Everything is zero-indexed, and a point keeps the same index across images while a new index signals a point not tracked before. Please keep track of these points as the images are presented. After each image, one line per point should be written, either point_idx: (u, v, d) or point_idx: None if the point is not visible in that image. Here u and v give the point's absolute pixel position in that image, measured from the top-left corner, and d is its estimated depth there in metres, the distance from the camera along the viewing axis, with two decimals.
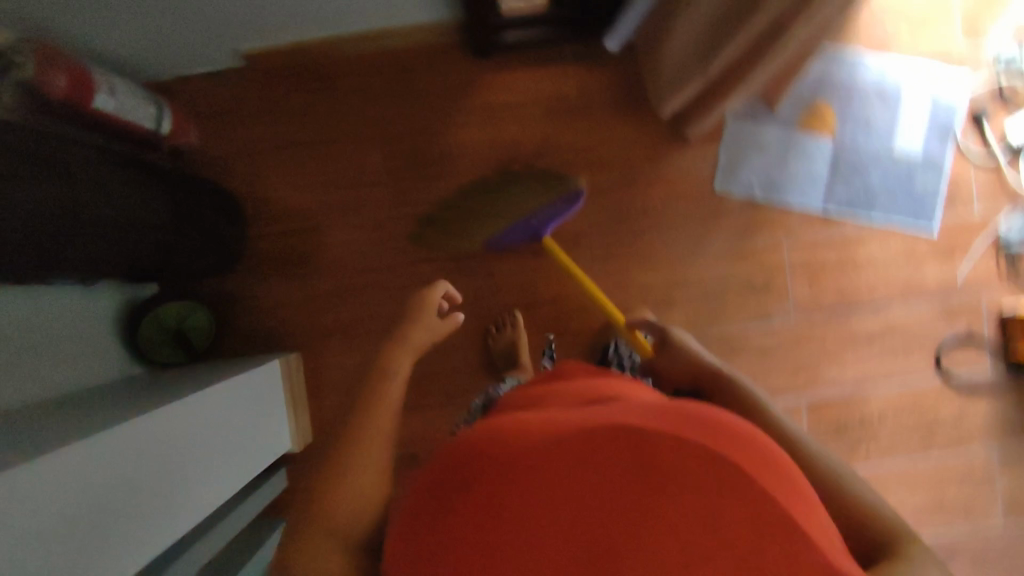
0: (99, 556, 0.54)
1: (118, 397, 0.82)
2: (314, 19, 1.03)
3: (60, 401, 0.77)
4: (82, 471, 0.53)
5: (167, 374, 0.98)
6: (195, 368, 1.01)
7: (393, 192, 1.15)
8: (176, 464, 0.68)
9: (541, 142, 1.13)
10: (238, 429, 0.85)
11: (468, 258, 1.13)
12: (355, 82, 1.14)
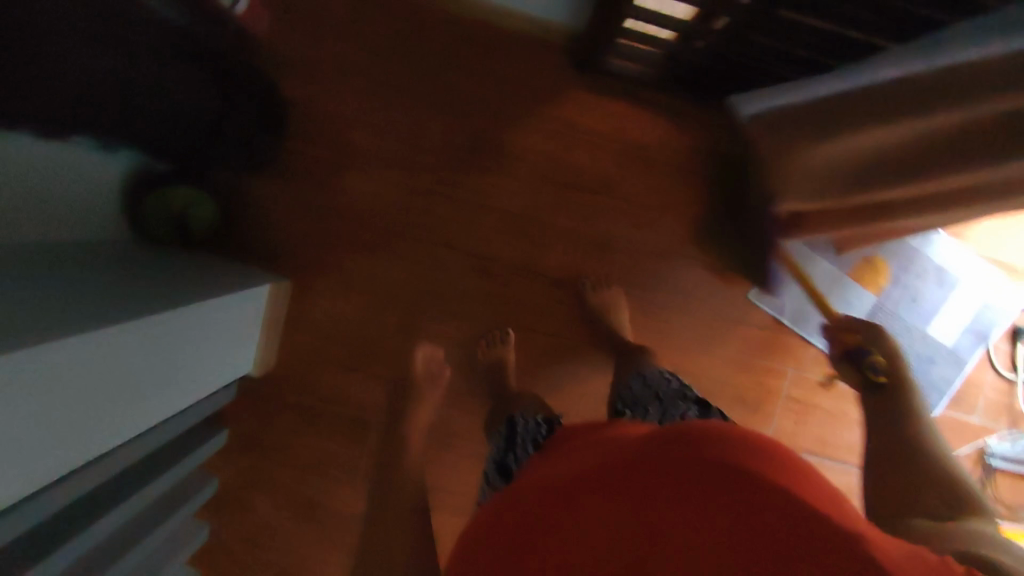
0: (34, 435, 0.54)
1: (84, 273, 0.77)
2: None
3: (25, 260, 0.71)
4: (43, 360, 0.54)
5: (148, 258, 0.94)
6: (175, 261, 0.96)
7: (437, 164, 1.08)
8: (133, 368, 0.69)
9: (604, 179, 1.07)
10: (187, 349, 0.82)
11: (485, 261, 1.08)
12: (445, 40, 1.07)
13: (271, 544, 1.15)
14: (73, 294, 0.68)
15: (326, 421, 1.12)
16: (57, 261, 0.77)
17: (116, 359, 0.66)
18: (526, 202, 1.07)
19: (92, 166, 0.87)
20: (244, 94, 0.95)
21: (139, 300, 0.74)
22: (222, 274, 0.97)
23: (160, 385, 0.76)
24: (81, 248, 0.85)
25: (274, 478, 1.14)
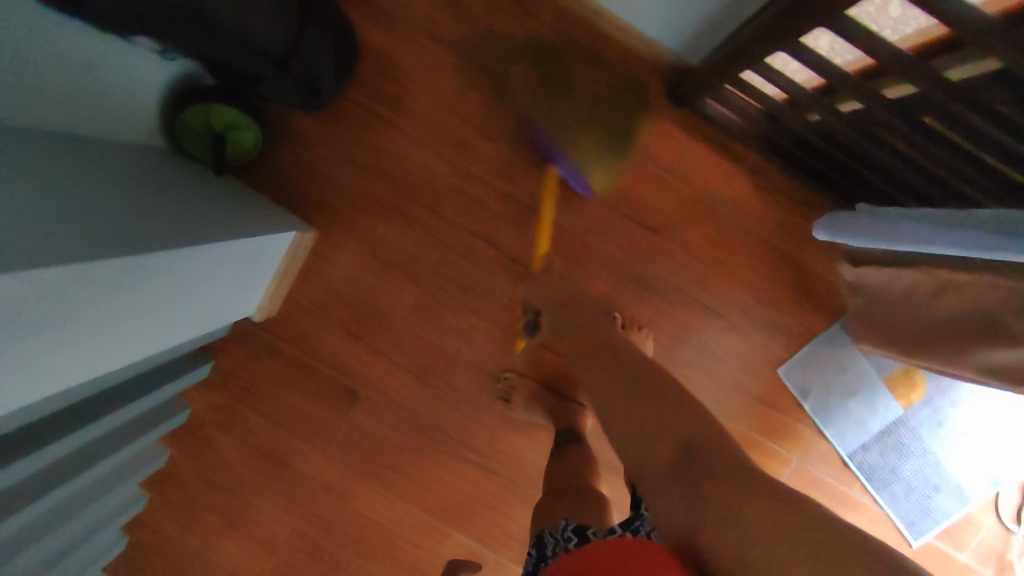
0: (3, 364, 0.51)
1: (109, 178, 0.71)
2: None
3: (53, 149, 0.66)
4: (39, 293, 0.49)
5: (176, 173, 0.88)
6: (203, 184, 0.90)
7: (500, 155, 1.02)
8: (131, 307, 0.65)
9: (665, 217, 1.02)
10: (195, 287, 0.77)
11: (521, 267, 1.03)
12: (542, 29, 1.00)
13: (226, 485, 1.11)
14: (89, 203, 0.62)
15: (313, 382, 1.07)
16: (82, 157, 0.71)
17: (111, 295, 0.60)
18: (580, 220, 1.02)
19: (141, 65, 0.81)
20: (318, 28, 0.88)
21: (158, 225, 0.69)
22: (248, 212, 0.91)
23: (155, 322, 0.72)
24: (108, 146, 0.79)
25: (246, 423, 1.09)
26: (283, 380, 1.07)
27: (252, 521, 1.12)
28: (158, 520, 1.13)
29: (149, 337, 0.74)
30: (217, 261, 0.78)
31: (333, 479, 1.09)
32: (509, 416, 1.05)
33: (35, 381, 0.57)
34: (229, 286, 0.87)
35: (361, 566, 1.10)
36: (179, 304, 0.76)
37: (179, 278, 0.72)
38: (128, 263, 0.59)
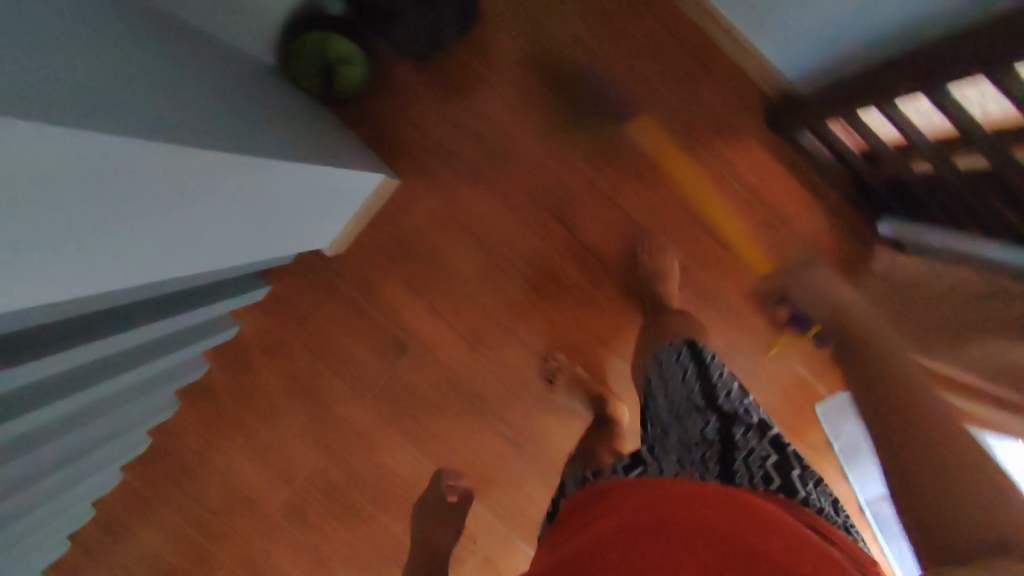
0: (130, 244, 0.51)
1: (218, 80, 0.70)
2: None
3: (168, 41, 0.64)
4: (179, 178, 0.49)
5: (281, 95, 0.87)
6: (302, 111, 0.90)
7: (591, 143, 1.03)
8: (238, 213, 0.65)
9: (737, 236, 1.03)
10: (288, 205, 0.77)
11: (589, 256, 1.05)
12: (657, 30, 1.01)
13: (258, 410, 1.13)
14: (214, 102, 0.62)
15: (364, 326, 1.09)
16: (195, 55, 0.69)
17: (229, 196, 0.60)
18: (654, 222, 1.04)
19: None
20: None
21: (260, 131, 0.67)
22: (334, 145, 0.89)
23: (249, 232, 0.73)
24: (219, 54, 0.78)
25: (290, 354, 1.11)
26: (336, 319, 1.09)
27: (277, 449, 1.14)
28: (184, 430, 1.15)
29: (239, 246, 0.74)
30: (311, 185, 0.78)
31: (364, 424, 1.11)
32: (548, 398, 1.07)
33: (146, 268, 0.57)
34: (312, 212, 0.87)
35: (373, 513, 1.13)
36: (271, 219, 0.76)
37: (280, 193, 0.72)
38: (249, 165, 0.59)
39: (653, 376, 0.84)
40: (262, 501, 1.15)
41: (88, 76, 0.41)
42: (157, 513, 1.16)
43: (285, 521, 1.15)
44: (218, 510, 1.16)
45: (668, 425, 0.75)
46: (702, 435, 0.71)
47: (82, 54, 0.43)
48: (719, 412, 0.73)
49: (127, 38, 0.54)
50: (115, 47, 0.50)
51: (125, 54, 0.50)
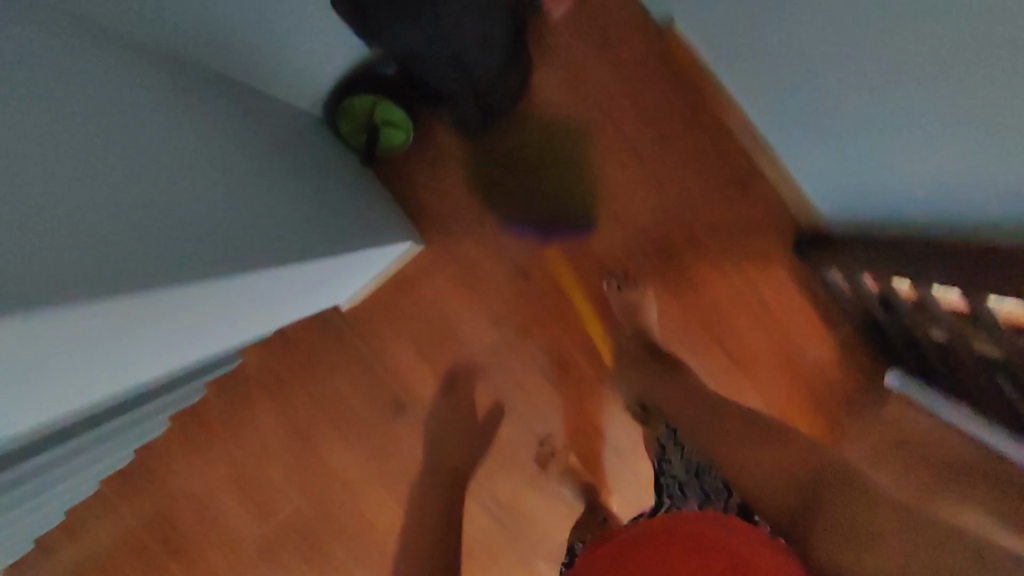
0: (156, 351, 0.49)
1: (251, 142, 0.63)
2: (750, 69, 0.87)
3: (212, 113, 0.58)
4: (218, 298, 0.47)
5: (319, 150, 0.85)
6: (334, 169, 0.84)
7: (617, 238, 1.02)
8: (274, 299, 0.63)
9: (747, 356, 1.01)
10: (321, 282, 0.75)
11: (599, 348, 1.04)
12: (702, 138, 0.99)
13: (247, 443, 1.12)
14: (266, 184, 0.60)
15: (367, 379, 1.08)
16: (239, 124, 0.63)
17: (268, 293, 0.58)
18: (669, 329, 1.01)
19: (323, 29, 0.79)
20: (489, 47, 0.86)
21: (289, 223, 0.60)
22: (359, 217, 0.82)
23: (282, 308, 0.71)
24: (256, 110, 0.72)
25: (288, 394, 1.10)
26: (339, 366, 1.09)
27: (260, 485, 1.13)
28: (168, 452, 1.13)
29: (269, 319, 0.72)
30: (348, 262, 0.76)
31: (351, 474, 1.11)
32: (538, 482, 1.06)
33: (171, 355, 0.55)
34: (343, 277, 0.85)
35: (345, 563, 1.12)
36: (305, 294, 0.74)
37: (318, 276, 0.70)
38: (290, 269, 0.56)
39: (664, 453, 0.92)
40: (237, 534, 1.14)
41: (100, 210, 0.36)
42: (128, 530, 1.15)
43: (256, 557, 1.14)
44: (191, 536, 1.14)
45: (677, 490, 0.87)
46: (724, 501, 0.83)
47: (105, 175, 0.38)
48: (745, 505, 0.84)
49: (170, 128, 0.48)
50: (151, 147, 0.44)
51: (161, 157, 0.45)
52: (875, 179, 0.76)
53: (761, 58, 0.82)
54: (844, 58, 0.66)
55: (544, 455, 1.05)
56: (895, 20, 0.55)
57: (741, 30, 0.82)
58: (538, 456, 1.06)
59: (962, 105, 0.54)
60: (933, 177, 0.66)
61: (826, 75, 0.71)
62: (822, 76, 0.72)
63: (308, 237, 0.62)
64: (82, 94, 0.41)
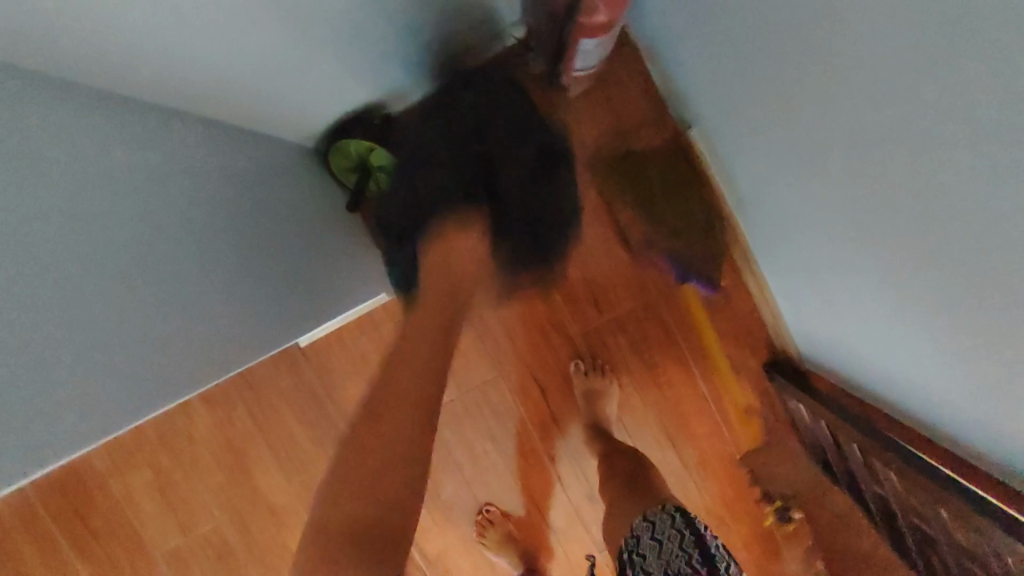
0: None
1: (196, 212, 0.60)
2: (767, 224, 0.86)
3: (190, 238, 0.60)
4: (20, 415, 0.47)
5: (298, 214, 0.82)
6: (309, 242, 0.83)
7: (593, 323, 1.01)
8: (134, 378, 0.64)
9: (698, 461, 1.01)
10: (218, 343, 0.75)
11: (554, 426, 1.02)
12: (695, 241, 0.99)
13: (177, 453, 1.08)
14: (174, 273, 0.58)
15: (316, 415, 1.05)
16: (219, 235, 0.64)
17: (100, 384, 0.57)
18: (629, 420, 1.01)
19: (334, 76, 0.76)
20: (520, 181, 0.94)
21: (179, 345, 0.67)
22: (286, 269, 0.79)
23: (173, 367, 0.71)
24: (245, 195, 0.70)
25: (230, 411, 1.06)
26: (288, 396, 1.04)
27: (184, 497, 1.08)
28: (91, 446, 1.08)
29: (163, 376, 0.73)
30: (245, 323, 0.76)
31: (281, 502, 1.08)
32: (468, 548, 1.04)
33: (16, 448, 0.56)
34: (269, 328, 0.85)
35: None
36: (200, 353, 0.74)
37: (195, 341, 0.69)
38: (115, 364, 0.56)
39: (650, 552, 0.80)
40: (148, 543, 1.09)
41: None
42: (36, 518, 1.09)
43: (166, 569, 1.10)
44: (101, 535, 1.10)
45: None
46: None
47: None
48: None
49: (118, 294, 0.52)
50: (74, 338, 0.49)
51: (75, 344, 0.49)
52: (868, 354, 0.76)
53: (776, 203, 0.81)
54: (859, 252, 0.66)
55: (482, 525, 1.01)
56: (916, 243, 0.55)
57: (762, 172, 0.80)
58: (480, 521, 1.01)
59: (971, 346, 0.54)
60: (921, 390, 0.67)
61: (839, 258, 0.71)
62: (836, 259, 0.71)
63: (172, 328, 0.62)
64: (41, 283, 0.43)
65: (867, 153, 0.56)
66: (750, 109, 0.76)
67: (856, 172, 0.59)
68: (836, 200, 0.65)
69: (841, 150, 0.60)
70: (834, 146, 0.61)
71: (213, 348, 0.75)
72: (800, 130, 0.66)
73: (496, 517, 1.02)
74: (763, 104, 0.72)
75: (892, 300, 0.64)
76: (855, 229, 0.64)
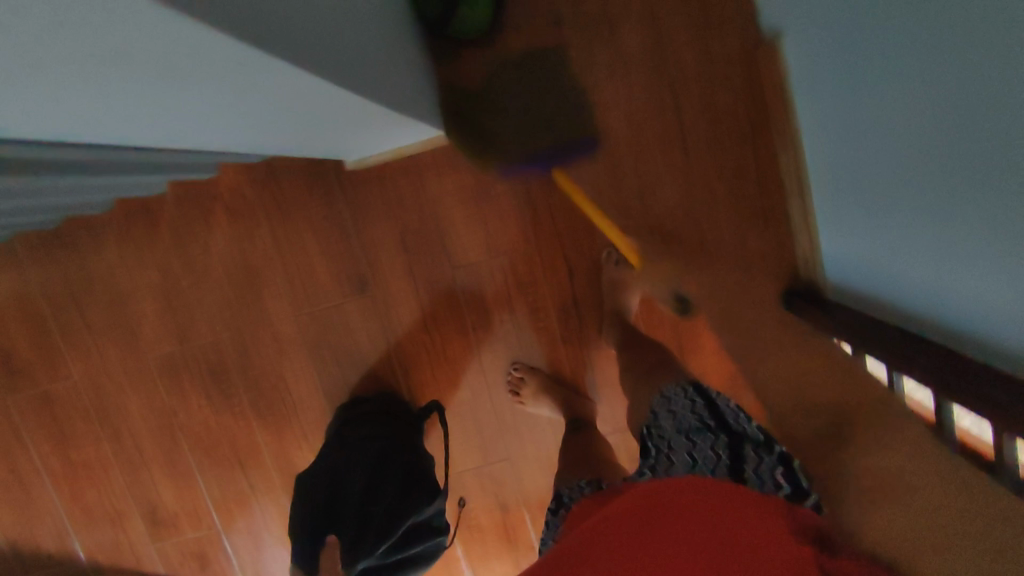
0: None
1: None
2: (860, 150, 0.83)
3: None
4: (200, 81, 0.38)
5: (382, 17, 0.76)
6: (389, 49, 0.76)
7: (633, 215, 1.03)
8: (266, 120, 0.58)
9: (700, 370, 1.05)
10: (328, 121, 0.70)
11: (573, 308, 1.05)
12: (748, 156, 1.01)
13: (191, 259, 1.06)
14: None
15: (339, 250, 1.04)
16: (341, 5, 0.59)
17: (257, 109, 0.51)
18: (644, 316, 1.05)
19: None
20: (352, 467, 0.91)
21: (331, 99, 0.56)
22: (383, 57, 0.73)
23: (269, 130, 0.66)
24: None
25: (252, 228, 1.04)
26: (316, 223, 1.03)
27: (187, 305, 1.07)
28: (102, 234, 1.05)
29: (258, 134, 0.67)
30: (364, 106, 0.69)
31: (285, 331, 1.07)
32: (461, 410, 1.09)
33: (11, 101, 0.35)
34: (355, 129, 0.80)
35: (246, 410, 1.10)
36: (306, 126, 0.69)
37: (330, 109, 0.63)
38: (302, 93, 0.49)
39: (656, 411, 0.79)
40: (142, 343, 1.09)
41: None
42: (32, 292, 1.07)
43: (154, 371, 1.09)
44: (95, 326, 1.08)
45: (674, 442, 0.73)
46: (715, 453, 0.70)
47: None
48: (729, 429, 0.73)
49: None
50: (287, 5, 0.39)
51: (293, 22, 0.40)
52: (924, 284, 0.77)
53: (859, 134, 0.82)
54: (945, 181, 0.67)
55: (513, 382, 1.05)
56: (997, 161, 0.57)
57: (852, 96, 0.81)
58: (518, 380, 1.04)
59: None
60: (970, 304, 0.69)
61: (931, 196, 0.70)
62: (927, 198, 0.71)
63: (344, 82, 0.54)
64: None
65: (976, 81, 0.57)
66: (856, 38, 0.75)
67: (952, 95, 0.61)
68: (924, 133, 0.68)
69: (964, 98, 0.59)
70: (929, 87, 0.64)
71: (313, 120, 0.65)
72: (897, 62, 0.68)
73: (533, 383, 1.03)
74: (896, 14, 0.66)
75: (956, 228, 0.67)
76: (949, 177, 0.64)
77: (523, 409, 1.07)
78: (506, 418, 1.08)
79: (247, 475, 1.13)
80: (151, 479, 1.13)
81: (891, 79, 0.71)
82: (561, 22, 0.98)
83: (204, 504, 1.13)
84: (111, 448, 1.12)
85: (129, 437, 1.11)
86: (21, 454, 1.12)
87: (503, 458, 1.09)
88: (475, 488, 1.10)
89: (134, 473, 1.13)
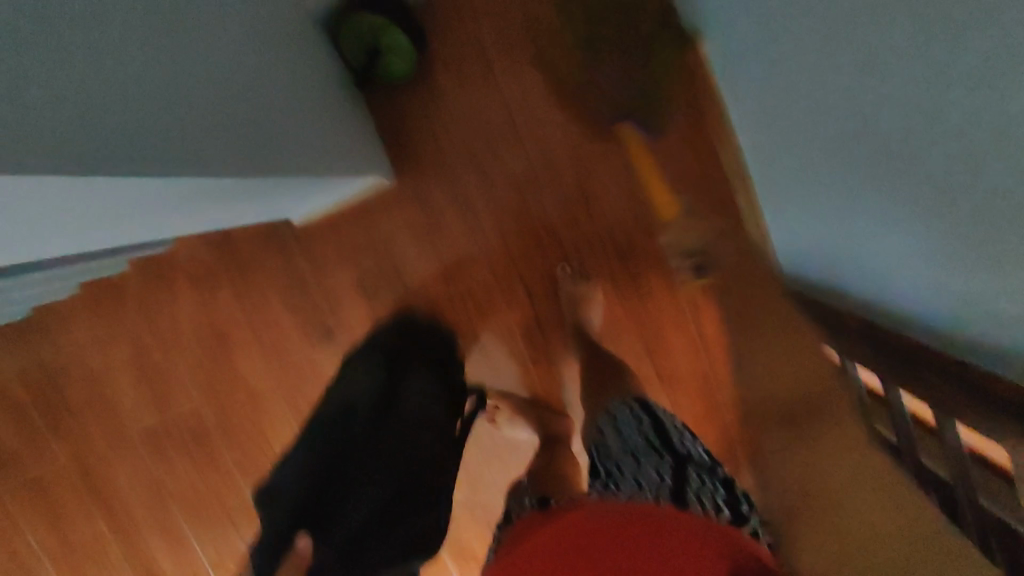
0: None
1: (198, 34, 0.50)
2: (783, 151, 0.81)
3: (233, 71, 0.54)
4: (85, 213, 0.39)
5: (316, 85, 0.78)
6: (325, 110, 0.78)
7: (585, 231, 1.04)
8: (183, 214, 0.58)
9: (672, 374, 1.06)
10: (260, 197, 0.70)
11: (539, 329, 1.06)
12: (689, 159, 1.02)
13: (159, 329, 1.07)
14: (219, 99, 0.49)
15: (303, 301, 1.06)
16: (258, 92, 0.59)
17: (163, 210, 0.51)
18: (610, 328, 1.06)
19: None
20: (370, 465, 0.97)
21: (244, 185, 0.56)
22: (318, 120, 0.74)
23: (201, 219, 0.66)
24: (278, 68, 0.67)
25: (215, 291, 1.06)
26: (277, 278, 1.05)
27: (161, 374, 1.09)
28: (71, 315, 1.07)
29: (191, 224, 0.67)
30: (294, 180, 0.69)
31: (261, 387, 1.09)
32: None
33: None
34: (296, 195, 0.81)
35: (232, 469, 1.11)
36: (241, 205, 0.69)
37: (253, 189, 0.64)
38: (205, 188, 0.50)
39: None
40: (123, 416, 1.10)
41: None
42: (10, 381, 1.09)
43: (138, 443, 1.11)
44: (76, 406, 1.10)
45: None
46: None
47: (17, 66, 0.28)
48: None
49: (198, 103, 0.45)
50: (163, 125, 0.40)
51: (162, 123, 0.40)
52: (867, 278, 0.74)
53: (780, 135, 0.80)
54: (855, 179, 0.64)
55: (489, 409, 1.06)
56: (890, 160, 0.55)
57: (769, 98, 0.79)
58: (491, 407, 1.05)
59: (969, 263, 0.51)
60: (911, 296, 0.66)
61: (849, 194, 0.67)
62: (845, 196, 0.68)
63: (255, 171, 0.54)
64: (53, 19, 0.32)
65: (854, 84, 0.54)
66: (758, 43, 0.73)
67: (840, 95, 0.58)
68: (826, 132, 0.65)
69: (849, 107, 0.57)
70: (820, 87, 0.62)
71: (242, 202, 0.65)
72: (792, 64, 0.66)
73: (506, 409, 1.04)
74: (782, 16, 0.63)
75: (877, 225, 0.65)
76: (859, 172, 0.61)
77: (502, 434, 1.08)
78: (487, 444, 1.09)
79: (241, 532, 1.14)
80: (148, 548, 1.14)
81: (791, 80, 0.68)
82: (489, 53, 1.00)
83: (203, 566, 1.14)
84: (105, 523, 1.13)
85: (122, 509, 1.13)
86: (19, 540, 1.14)
87: (489, 484, 1.10)
88: (466, 517, 1.11)
89: (131, 544, 1.14)
